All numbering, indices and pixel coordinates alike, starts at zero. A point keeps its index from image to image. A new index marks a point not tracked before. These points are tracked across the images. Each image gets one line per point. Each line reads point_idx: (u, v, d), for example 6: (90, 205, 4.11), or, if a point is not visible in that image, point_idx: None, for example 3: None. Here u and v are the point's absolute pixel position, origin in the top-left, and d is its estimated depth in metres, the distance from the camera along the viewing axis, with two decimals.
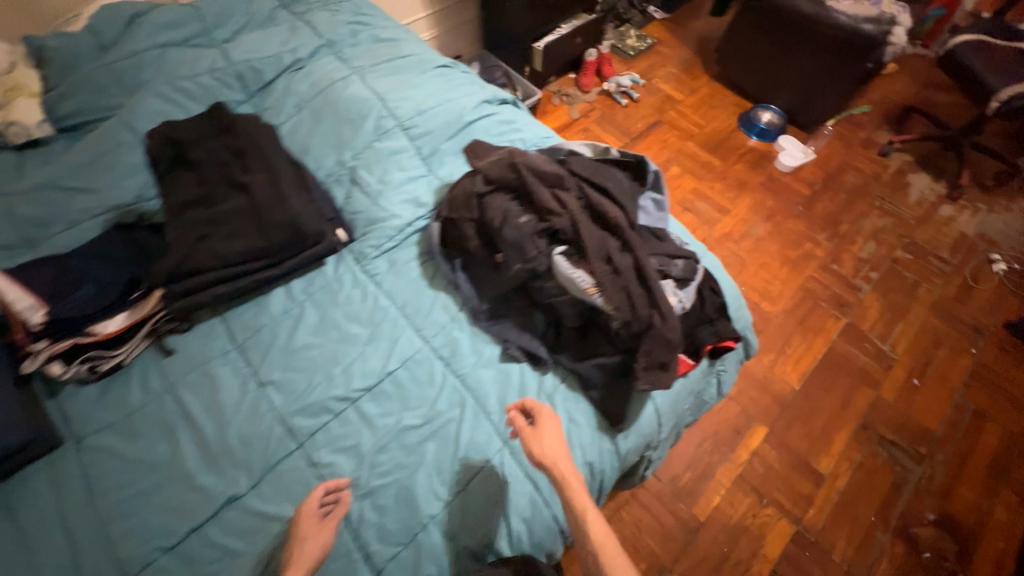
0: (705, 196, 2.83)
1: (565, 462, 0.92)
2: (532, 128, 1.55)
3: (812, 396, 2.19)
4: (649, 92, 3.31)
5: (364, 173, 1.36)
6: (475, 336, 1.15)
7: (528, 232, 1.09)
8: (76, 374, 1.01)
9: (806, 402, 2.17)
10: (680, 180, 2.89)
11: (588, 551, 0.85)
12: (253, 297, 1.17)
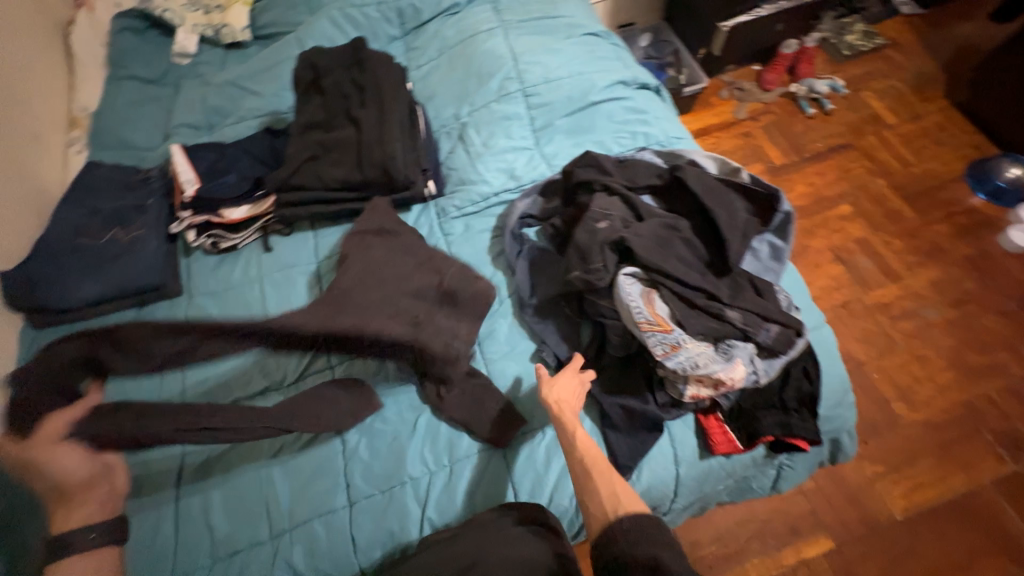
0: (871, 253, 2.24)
1: (560, 393, 0.93)
2: (663, 123, 1.35)
3: (916, 539, 1.70)
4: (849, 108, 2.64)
5: (472, 132, 1.35)
6: (515, 327, 1.12)
7: (598, 238, 0.97)
8: (202, 245, 1.25)
9: (908, 543, 1.69)
10: (846, 224, 2.32)
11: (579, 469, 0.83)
12: (342, 223, 1.28)
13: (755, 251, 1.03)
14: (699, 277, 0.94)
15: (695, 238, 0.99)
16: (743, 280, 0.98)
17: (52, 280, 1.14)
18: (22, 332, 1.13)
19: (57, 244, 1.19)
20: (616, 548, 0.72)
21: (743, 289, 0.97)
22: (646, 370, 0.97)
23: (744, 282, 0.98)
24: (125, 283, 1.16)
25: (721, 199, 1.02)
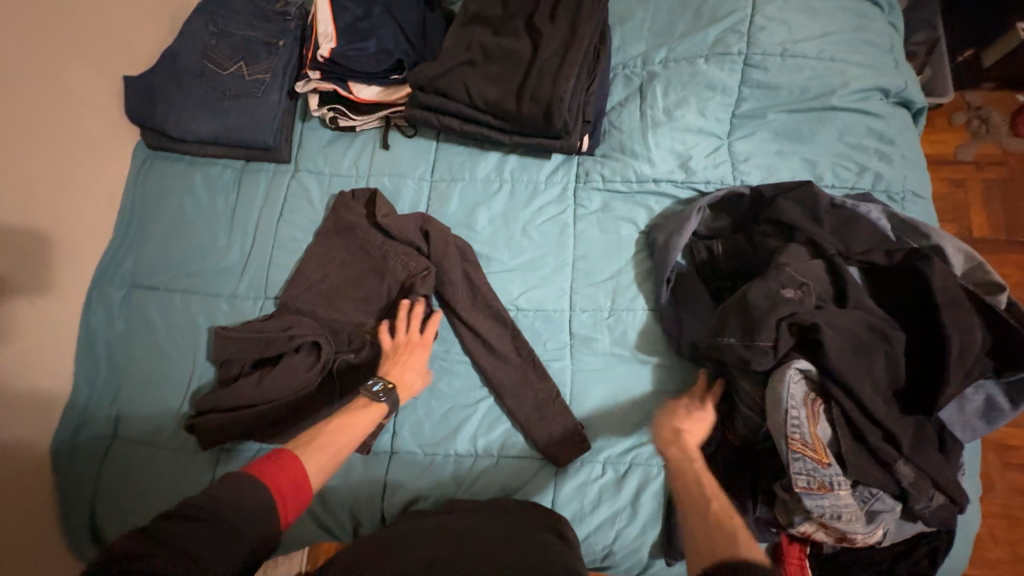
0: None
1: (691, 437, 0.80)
2: (910, 165, 1.00)
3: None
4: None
5: (657, 89, 1.06)
6: (617, 345, 0.98)
7: (780, 312, 0.76)
8: (321, 117, 1.11)
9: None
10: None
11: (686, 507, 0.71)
12: (472, 148, 1.10)
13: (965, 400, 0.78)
14: (886, 414, 0.72)
15: (903, 363, 0.74)
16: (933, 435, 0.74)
17: (171, 103, 1.06)
18: (136, 149, 1.10)
19: (183, 62, 1.09)
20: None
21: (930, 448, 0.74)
22: (753, 474, 0.82)
23: (934, 439, 0.74)
24: (239, 132, 1.07)
25: (969, 326, 0.73)
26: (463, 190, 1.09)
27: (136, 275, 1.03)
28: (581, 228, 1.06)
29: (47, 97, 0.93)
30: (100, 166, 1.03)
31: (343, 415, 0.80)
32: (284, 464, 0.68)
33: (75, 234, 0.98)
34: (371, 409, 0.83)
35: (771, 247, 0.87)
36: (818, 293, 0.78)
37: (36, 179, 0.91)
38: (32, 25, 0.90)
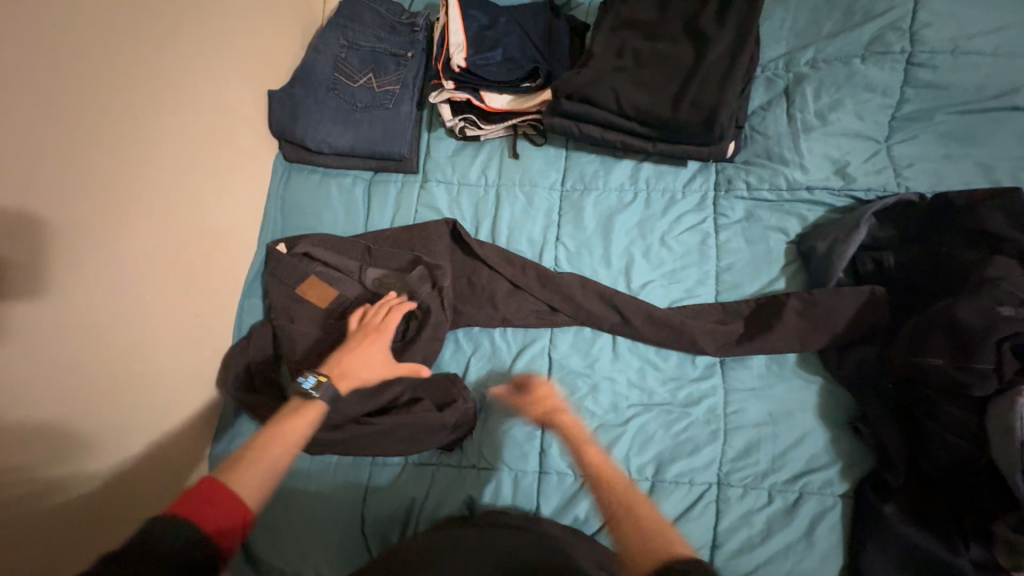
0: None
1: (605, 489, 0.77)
2: None
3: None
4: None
5: (807, 91, 1.01)
6: (773, 363, 0.92)
7: (1001, 329, 0.70)
8: (451, 126, 1.10)
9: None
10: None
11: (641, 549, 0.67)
12: (605, 155, 1.07)
13: None
14: None
15: None
16: None
17: (310, 115, 1.07)
18: (275, 161, 1.11)
19: (317, 75, 1.10)
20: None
21: None
22: (960, 511, 0.75)
23: None
24: (372, 143, 1.07)
25: None
26: (595, 199, 1.06)
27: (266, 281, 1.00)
28: (725, 237, 1.01)
29: (213, 112, 0.96)
30: (250, 178, 1.05)
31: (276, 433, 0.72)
32: (208, 493, 0.59)
33: (231, 246, 1.00)
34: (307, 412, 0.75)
35: (965, 258, 0.80)
36: None
37: (202, 191, 0.94)
38: (204, 43, 0.94)
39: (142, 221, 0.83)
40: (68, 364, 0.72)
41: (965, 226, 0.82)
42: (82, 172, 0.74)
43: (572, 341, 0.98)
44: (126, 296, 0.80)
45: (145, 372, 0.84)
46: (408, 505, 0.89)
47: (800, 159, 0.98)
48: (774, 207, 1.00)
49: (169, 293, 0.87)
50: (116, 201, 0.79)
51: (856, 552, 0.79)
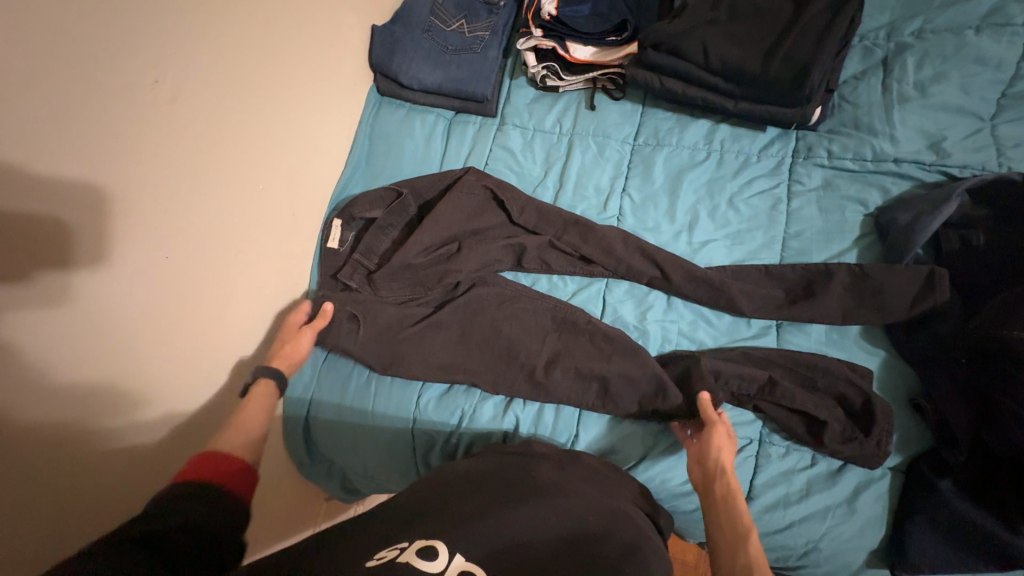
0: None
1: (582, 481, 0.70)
2: None
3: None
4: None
5: (908, 62, 0.97)
6: (833, 333, 0.90)
7: None
8: (533, 74, 1.14)
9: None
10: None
11: (627, 539, 0.61)
12: (682, 113, 1.08)
13: None
14: None
15: None
16: None
17: (404, 53, 1.15)
18: (368, 93, 1.20)
19: (415, 17, 1.18)
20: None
21: None
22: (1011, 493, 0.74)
23: None
24: (459, 83, 1.13)
25: None
26: (666, 157, 1.06)
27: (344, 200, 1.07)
28: (796, 203, 0.99)
29: (316, 40, 1.05)
30: (342, 104, 1.13)
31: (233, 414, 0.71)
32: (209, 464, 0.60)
33: (320, 165, 1.09)
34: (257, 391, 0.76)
35: None
36: None
37: (303, 111, 1.04)
38: None
39: (256, 123, 0.93)
40: (198, 232, 0.83)
41: None
42: (217, 67, 0.84)
43: (626, 288, 0.99)
44: (238, 190, 0.90)
45: (252, 259, 0.95)
46: (455, 418, 0.94)
47: (889, 130, 0.95)
48: (852, 178, 0.97)
49: (270, 193, 0.97)
50: (241, 101, 0.90)
51: (896, 524, 0.78)
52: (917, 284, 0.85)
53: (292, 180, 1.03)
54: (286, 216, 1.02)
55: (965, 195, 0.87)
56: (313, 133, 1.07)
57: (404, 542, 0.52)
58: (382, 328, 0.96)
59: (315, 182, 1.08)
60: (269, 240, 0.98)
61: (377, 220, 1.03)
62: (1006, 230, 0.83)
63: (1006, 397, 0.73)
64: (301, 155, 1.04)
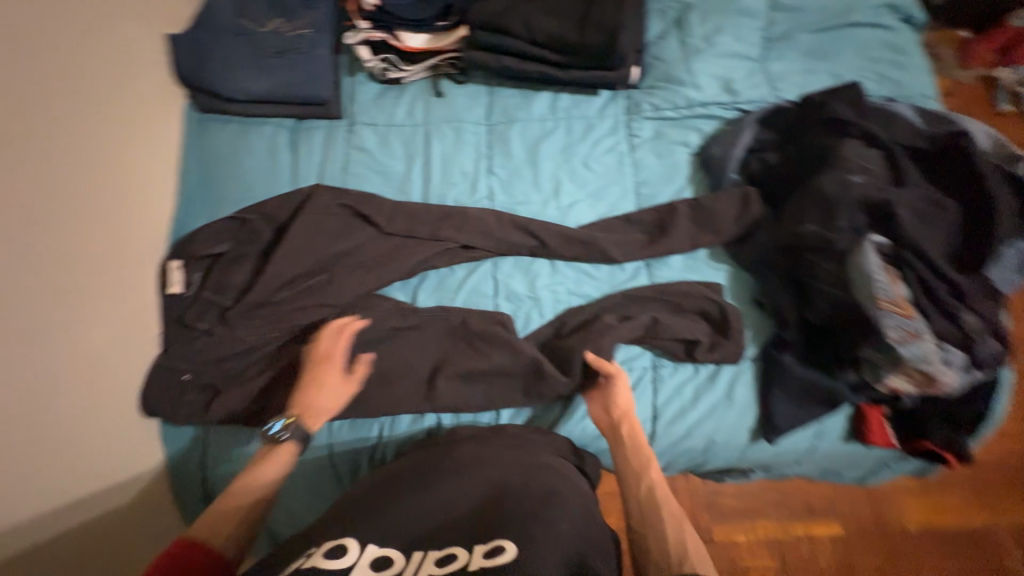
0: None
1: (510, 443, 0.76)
2: (922, 73, 1.11)
3: (931, 556, 1.27)
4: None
5: (694, 19, 1.13)
6: (689, 259, 1.04)
7: (853, 195, 0.89)
8: (371, 68, 1.10)
9: (918, 561, 1.27)
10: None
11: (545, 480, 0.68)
12: (524, 89, 1.13)
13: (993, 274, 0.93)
14: (943, 280, 0.86)
15: (935, 221, 0.88)
16: (979, 297, 0.87)
17: (217, 62, 1.03)
18: (185, 113, 1.05)
19: (220, 21, 1.05)
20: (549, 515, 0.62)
21: (979, 305, 0.86)
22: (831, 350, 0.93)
23: (980, 300, 0.87)
24: (291, 87, 1.04)
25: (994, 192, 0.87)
26: (520, 132, 1.11)
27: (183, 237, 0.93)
28: (637, 154, 1.11)
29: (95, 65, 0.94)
30: (154, 128, 0.99)
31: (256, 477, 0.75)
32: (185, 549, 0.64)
33: (143, 199, 0.94)
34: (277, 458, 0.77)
35: (826, 146, 0.96)
36: (876, 177, 0.91)
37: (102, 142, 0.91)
38: None
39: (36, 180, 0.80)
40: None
41: (827, 118, 0.98)
42: None
43: (512, 262, 1.03)
44: (46, 249, 0.80)
45: (84, 334, 0.81)
46: (375, 431, 0.91)
47: (693, 80, 1.11)
48: (675, 125, 1.12)
49: (85, 254, 0.84)
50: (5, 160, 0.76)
51: (763, 401, 0.94)
52: (739, 204, 1.01)
53: (115, 233, 0.89)
54: (119, 275, 0.87)
55: (756, 124, 1.06)
56: (129, 175, 0.93)
57: (313, 547, 0.59)
58: (268, 366, 0.88)
59: (148, 226, 0.94)
60: (103, 306, 0.84)
61: (227, 254, 0.92)
62: (788, 146, 1.03)
63: (811, 277, 0.92)
64: (119, 202, 0.91)
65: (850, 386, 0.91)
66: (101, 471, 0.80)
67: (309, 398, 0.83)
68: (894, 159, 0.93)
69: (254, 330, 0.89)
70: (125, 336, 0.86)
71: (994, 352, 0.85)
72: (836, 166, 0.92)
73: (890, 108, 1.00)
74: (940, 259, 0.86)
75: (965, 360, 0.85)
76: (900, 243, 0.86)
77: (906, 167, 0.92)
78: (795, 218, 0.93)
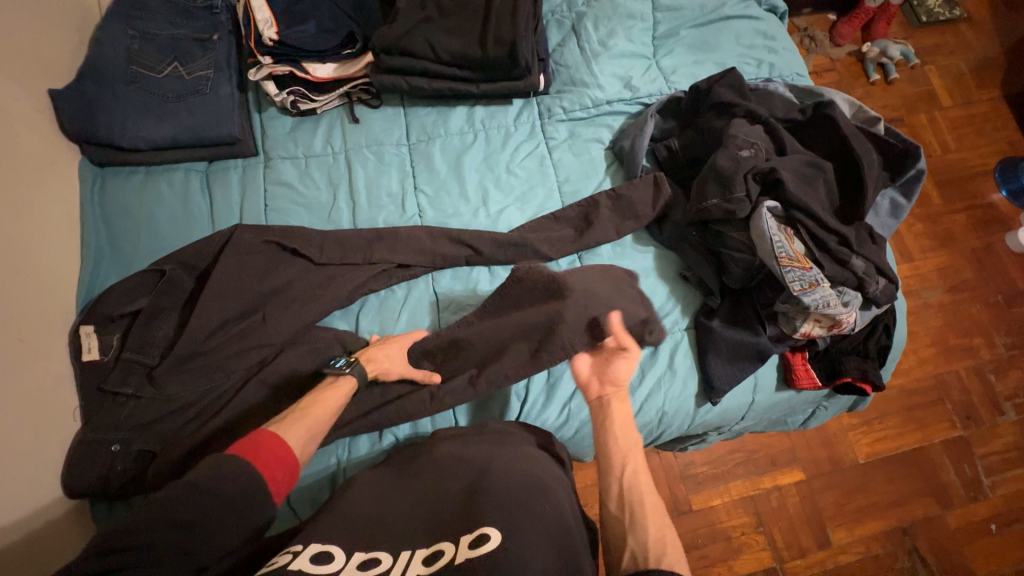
0: (978, 264, 1.60)
1: (479, 442, 0.81)
2: (791, 54, 1.25)
3: (881, 484, 1.40)
4: (976, 82, 1.80)
5: (589, 26, 1.21)
6: (617, 247, 1.10)
7: (744, 167, 0.97)
8: (281, 102, 1.09)
9: (870, 490, 1.39)
10: (954, 220, 1.64)
11: (524, 466, 0.75)
12: (439, 106, 1.16)
13: (872, 221, 1.07)
14: (831, 232, 0.97)
15: (816, 181, 0.99)
16: (862, 242, 0.98)
17: (112, 113, 0.98)
18: (81, 168, 0.99)
19: (110, 71, 1.01)
20: (535, 501, 0.69)
21: (864, 249, 0.98)
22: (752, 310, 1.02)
23: (864, 245, 0.98)
24: (198, 130, 1.02)
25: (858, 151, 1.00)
26: (442, 147, 1.14)
27: (97, 300, 0.88)
28: (557, 155, 1.17)
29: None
30: (53, 188, 0.93)
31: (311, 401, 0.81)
32: (263, 443, 0.66)
33: (46, 257, 0.88)
34: (341, 384, 0.85)
35: (717, 127, 1.06)
36: (764, 149, 1.01)
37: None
38: None
39: None
40: None
41: (716, 102, 1.08)
42: None
43: (452, 274, 1.05)
44: None
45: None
46: (333, 459, 0.91)
47: (596, 81, 1.19)
48: (586, 123, 1.19)
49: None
50: None
51: (702, 366, 1.01)
52: (654, 189, 1.09)
53: (23, 301, 0.82)
54: (31, 346, 0.81)
55: (656, 114, 1.14)
56: (33, 237, 0.87)
57: (299, 547, 0.61)
58: (212, 418, 0.85)
59: (56, 293, 0.88)
60: (17, 381, 0.78)
61: (144, 311, 0.87)
62: (687, 132, 1.13)
63: (724, 247, 1.00)
64: (26, 267, 0.84)
65: (773, 339, 1.00)
66: (31, 558, 0.74)
67: (378, 349, 0.92)
68: (776, 132, 1.04)
69: (189, 384, 0.86)
70: (40, 413, 0.80)
71: (882, 289, 0.97)
72: (728, 143, 1.01)
73: (767, 88, 1.13)
74: (825, 214, 0.97)
75: (860, 298, 0.97)
76: (790, 205, 0.96)
77: (787, 138, 1.03)
78: (700, 195, 1.01)
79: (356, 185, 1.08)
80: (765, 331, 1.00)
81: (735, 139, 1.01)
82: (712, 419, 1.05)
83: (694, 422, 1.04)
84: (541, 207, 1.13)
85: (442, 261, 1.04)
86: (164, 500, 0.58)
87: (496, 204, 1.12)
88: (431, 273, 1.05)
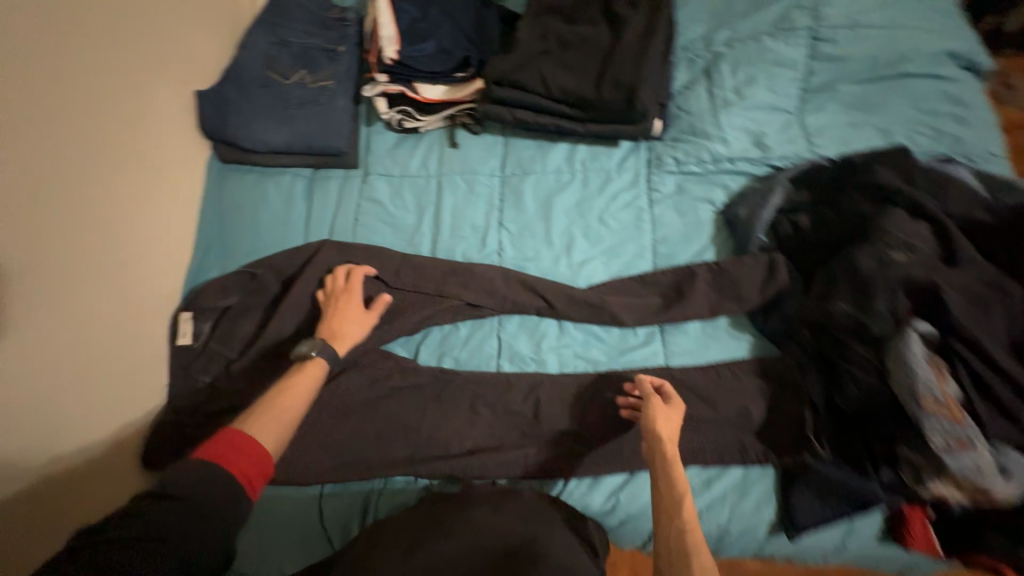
0: None
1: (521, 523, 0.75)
2: (986, 126, 0.99)
3: None
4: None
5: (725, 69, 1.07)
6: (707, 327, 0.97)
7: (893, 275, 0.80)
8: (388, 119, 1.11)
9: None
10: None
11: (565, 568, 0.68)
12: (541, 140, 1.10)
13: None
14: (1001, 378, 0.74)
15: (994, 305, 0.77)
16: None
17: (242, 115, 1.06)
18: (208, 162, 1.09)
19: (248, 74, 1.09)
20: None
21: None
22: (864, 446, 0.82)
23: None
24: (310, 139, 1.06)
25: None
26: (535, 184, 1.08)
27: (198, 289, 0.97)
28: (658, 210, 1.05)
29: (126, 98, 0.90)
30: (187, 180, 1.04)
31: (286, 385, 0.75)
32: (230, 440, 0.63)
33: (169, 248, 0.98)
34: (308, 367, 0.79)
35: (866, 213, 0.88)
36: (927, 252, 0.81)
37: (137, 187, 0.92)
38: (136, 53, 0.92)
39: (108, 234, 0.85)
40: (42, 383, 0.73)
41: (870, 183, 0.89)
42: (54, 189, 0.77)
43: (519, 323, 1.00)
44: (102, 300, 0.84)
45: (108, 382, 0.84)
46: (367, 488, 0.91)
47: (721, 133, 1.04)
48: (700, 179, 1.05)
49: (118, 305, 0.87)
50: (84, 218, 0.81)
51: (784, 495, 0.85)
52: (768, 273, 0.93)
53: (148, 282, 0.93)
54: (146, 324, 0.92)
55: (789, 184, 0.98)
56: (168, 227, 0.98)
57: None
58: None
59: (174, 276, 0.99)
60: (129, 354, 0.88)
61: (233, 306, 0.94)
62: (823, 210, 0.95)
63: (844, 363, 0.83)
64: (159, 254, 0.96)
65: (886, 489, 0.80)
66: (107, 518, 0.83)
67: (338, 320, 0.89)
68: (949, 234, 0.83)
69: (257, 384, 0.91)
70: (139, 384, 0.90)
71: None
72: (879, 240, 0.83)
73: (945, 171, 0.90)
74: (997, 353, 0.75)
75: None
76: (950, 333, 0.76)
77: (963, 243, 0.81)
78: (827, 296, 0.85)
79: (443, 212, 1.07)
80: (878, 474, 0.80)
81: (889, 237, 0.82)
82: (785, 554, 0.88)
83: (762, 552, 0.88)
84: (629, 266, 1.02)
85: (511, 307, 0.99)
86: (117, 543, 0.52)
87: (580, 255, 1.04)
88: (499, 318, 1.00)
